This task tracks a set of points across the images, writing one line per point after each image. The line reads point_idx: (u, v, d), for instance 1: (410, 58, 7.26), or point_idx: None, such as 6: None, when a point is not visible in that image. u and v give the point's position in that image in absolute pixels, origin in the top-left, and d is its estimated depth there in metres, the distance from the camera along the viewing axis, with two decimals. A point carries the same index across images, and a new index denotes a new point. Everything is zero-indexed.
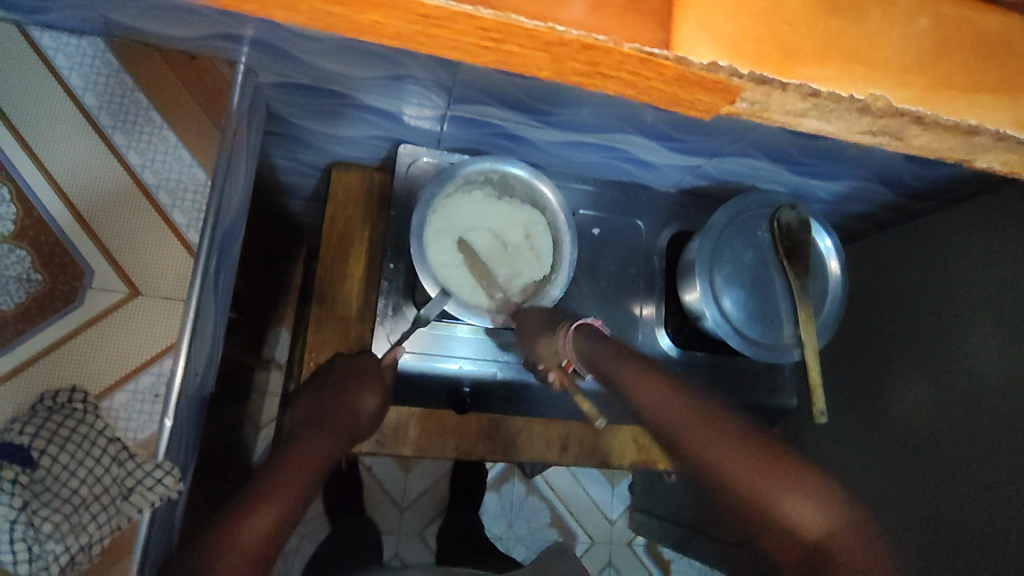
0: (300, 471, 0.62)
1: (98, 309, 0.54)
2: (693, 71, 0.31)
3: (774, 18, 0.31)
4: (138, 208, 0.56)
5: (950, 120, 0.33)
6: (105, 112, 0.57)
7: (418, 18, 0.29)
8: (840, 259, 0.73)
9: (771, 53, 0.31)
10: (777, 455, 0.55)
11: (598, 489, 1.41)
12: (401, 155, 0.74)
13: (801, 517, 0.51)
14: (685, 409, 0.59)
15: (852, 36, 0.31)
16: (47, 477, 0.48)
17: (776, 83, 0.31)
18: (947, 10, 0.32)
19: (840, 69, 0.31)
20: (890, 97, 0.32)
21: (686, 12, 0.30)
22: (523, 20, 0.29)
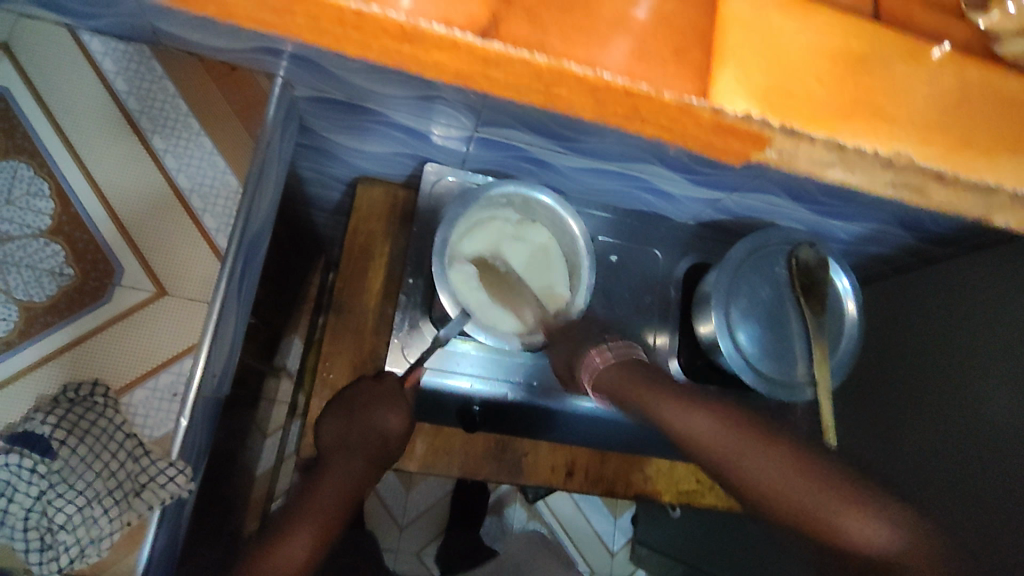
0: (336, 496, 0.63)
1: (125, 306, 0.56)
2: (728, 119, 0.35)
3: (810, 77, 0.36)
4: (171, 211, 0.58)
5: (971, 177, 0.38)
6: (146, 117, 0.59)
7: (478, 61, 0.33)
8: (857, 300, 0.73)
9: (801, 108, 0.36)
10: (842, 477, 0.48)
11: (600, 520, 1.40)
12: (427, 172, 0.76)
13: (861, 539, 0.45)
14: (708, 416, 0.54)
15: (880, 93, 0.37)
16: (65, 467, 0.49)
17: (801, 133, 0.36)
18: (971, 71, 0.38)
19: (862, 124, 0.36)
20: (913, 153, 0.37)
21: (725, 67, 0.35)
22: (574, 65, 0.33)
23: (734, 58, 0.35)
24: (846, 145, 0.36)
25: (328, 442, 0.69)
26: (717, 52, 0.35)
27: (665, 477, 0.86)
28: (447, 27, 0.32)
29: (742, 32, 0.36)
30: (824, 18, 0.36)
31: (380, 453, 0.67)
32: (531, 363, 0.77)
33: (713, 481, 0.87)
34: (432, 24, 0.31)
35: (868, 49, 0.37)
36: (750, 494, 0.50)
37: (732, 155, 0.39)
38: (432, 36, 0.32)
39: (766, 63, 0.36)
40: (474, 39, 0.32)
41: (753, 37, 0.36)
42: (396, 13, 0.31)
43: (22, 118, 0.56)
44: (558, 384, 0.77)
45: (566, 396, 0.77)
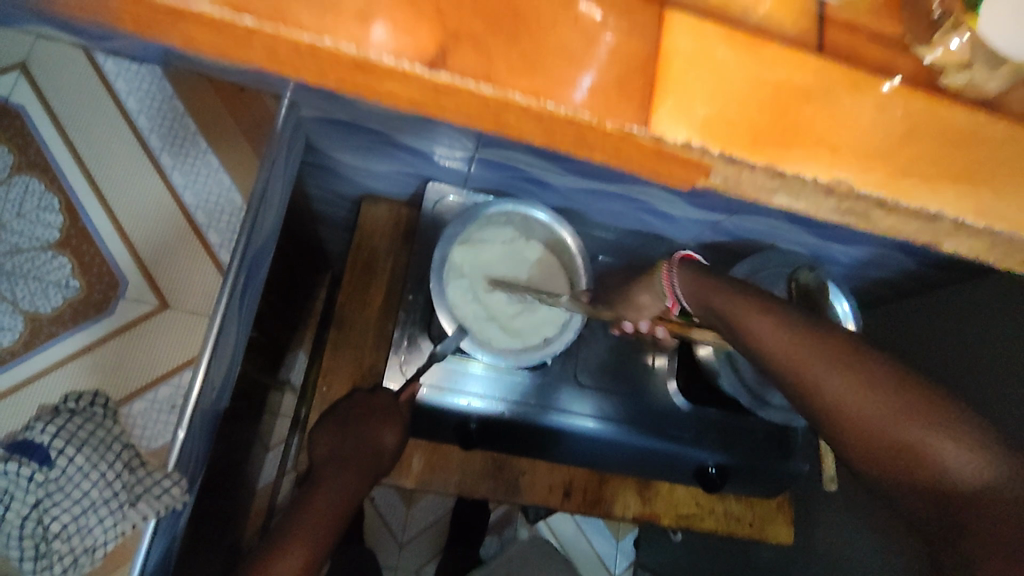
0: (331, 506, 0.64)
1: (128, 319, 0.57)
2: (669, 149, 0.34)
3: (749, 106, 0.35)
4: (176, 225, 0.59)
5: (915, 206, 0.37)
6: (156, 134, 0.61)
7: (431, 92, 0.32)
8: (856, 322, 0.69)
9: (741, 135, 0.35)
10: (953, 407, 0.41)
11: (602, 542, 1.39)
12: (428, 192, 0.77)
13: (950, 464, 0.39)
14: (803, 348, 0.46)
15: (823, 121, 0.36)
16: (61, 477, 0.49)
17: (743, 162, 0.35)
18: (919, 103, 0.37)
19: (803, 150, 0.35)
20: (853, 180, 0.36)
21: (667, 94, 0.34)
22: (520, 97, 0.32)
23: (678, 90, 0.34)
24: (787, 174, 0.36)
25: (322, 455, 0.70)
26: (658, 86, 0.34)
27: (663, 500, 0.86)
28: (397, 59, 0.31)
29: (686, 63, 0.35)
30: (774, 47, 0.36)
31: (371, 465, 0.69)
32: (528, 381, 0.76)
33: (713, 505, 0.86)
34: (384, 58, 0.31)
35: (814, 81, 0.36)
36: (825, 412, 0.44)
37: (682, 180, 0.37)
38: (389, 69, 0.31)
39: (708, 95, 0.35)
40: (423, 71, 0.31)
41: (697, 69, 0.35)
42: (350, 47, 0.30)
43: (35, 134, 0.58)
44: (555, 402, 0.76)
45: (564, 416, 0.76)
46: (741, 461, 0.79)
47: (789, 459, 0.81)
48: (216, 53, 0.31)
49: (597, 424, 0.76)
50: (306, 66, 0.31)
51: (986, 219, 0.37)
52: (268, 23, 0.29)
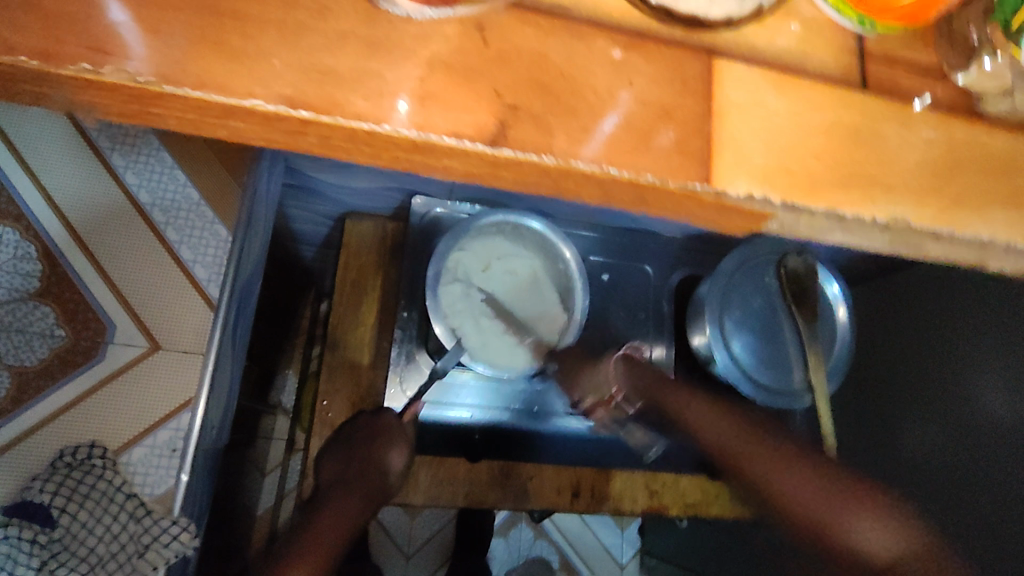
0: (336, 527, 0.59)
1: (119, 364, 0.55)
2: (730, 203, 0.29)
3: (805, 152, 0.30)
4: (161, 264, 0.58)
5: (965, 237, 0.31)
6: (130, 170, 0.58)
7: (489, 165, 0.28)
8: (847, 305, 0.73)
9: (800, 180, 0.30)
10: (857, 480, 0.42)
11: (607, 533, 1.40)
12: (414, 206, 0.76)
13: (869, 549, 0.38)
14: (736, 429, 0.51)
15: (874, 161, 0.31)
16: (65, 535, 0.50)
17: (805, 210, 0.30)
18: (957, 130, 0.32)
19: (860, 192, 0.30)
20: (909, 216, 0.31)
21: (723, 150, 0.29)
22: (585, 167, 0.28)
23: (731, 140, 0.30)
24: (846, 217, 0.30)
25: (326, 480, 0.67)
26: (713, 137, 0.29)
27: (669, 491, 0.86)
28: (457, 140, 0.26)
29: (739, 113, 0.30)
30: (820, 88, 0.31)
31: (378, 489, 0.66)
32: (529, 389, 0.76)
33: (718, 491, 0.87)
34: (442, 138, 0.26)
35: (862, 119, 0.31)
36: (739, 467, 0.47)
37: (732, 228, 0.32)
38: (448, 150, 0.27)
39: (763, 142, 0.30)
40: (484, 150, 0.27)
41: (748, 117, 0.30)
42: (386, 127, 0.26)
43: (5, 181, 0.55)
44: (554, 407, 0.78)
45: (561, 419, 0.78)
46: None
47: None
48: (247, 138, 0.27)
49: (596, 423, 0.78)
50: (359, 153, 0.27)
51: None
52: (320, 114, 0.25)
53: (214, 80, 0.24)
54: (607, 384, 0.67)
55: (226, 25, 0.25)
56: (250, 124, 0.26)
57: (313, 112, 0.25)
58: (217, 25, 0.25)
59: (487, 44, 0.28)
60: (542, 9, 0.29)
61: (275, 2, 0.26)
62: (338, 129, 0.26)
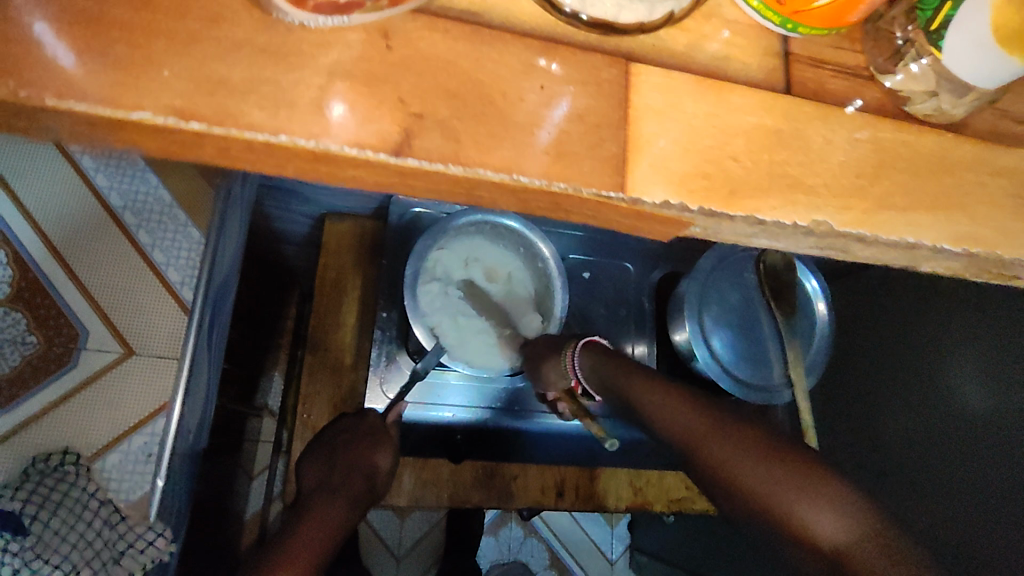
0: (317, 536, 0.60)
1: (93, 369, 0.55)
2: (647, 211, 0.28)
3: (721, 154, 0.29)
4: (132, 268, 0.57)
5: (889, 239, 0.30)
6: (101, 172, 0.58)
7: (395, 175, 0.26)
8: (826, 300, 0.73)
9: (718, 187, 0.29)
10: (794, 456, 0.42)
11: (598, 529, 1.40)
12: (393, 206, 0.76)
13: (813, 531, 0.38)
14: (702, 426, 0.46)
15: (798, 162, 0.30)
16: (37, 543, 0.50)
17: (725, 216, 0.29)
18: (885, 132, 0.31)
19: (779, 197, 0.29)
20: (833, 220, 0.29)
21: (640, 155, 0.28)
22: (490, 172, 0.26)
23: (648, 142, 0.28)
24: (767, 223, 0.29)
25: (310, 487, 0.68)
26: (631, 141, 0.28)
27: (654, 488, 0.87)
28: (358, 149, 0.25)
29: (656, 115, 0.29)
30: (746, 93, 0.30)
31: (362, 494, 0.67)
32: (512, 389, 0.75)
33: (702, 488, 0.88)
34: (343, 148, 0.25)
35: (783, 122, 0.30)
36: (696, 455, 0.45)
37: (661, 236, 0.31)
38: (350, 160, 0.25)
39: (680, 146, 0.29)
40: (387, 160, 0.25)
41: (671, 119, 0.29)
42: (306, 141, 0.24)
43: None
44: (539, 406, 0.76)
45: (548, 418, 0.75)
46: None
47: None
48: (146, 151, 0.26)
49: (584, 423, 0.76)
50: (264, 162, 0.26)
51: (993, 233, 0.31)
52: (212, 125, 0.23)
53: (93, 91, 0.23)
54: (569, 373, 0.61)
55: (118, 38, 0.24)
56: (143, 137, 0.24)
57: (204, 123, 0.23)
58: (107, 37, 0.23)
59: (391, 51, 0.26)
60: (453, 14, 0.28)
61: (172, 11, 0.24)
62: (230, 140, 0.24)
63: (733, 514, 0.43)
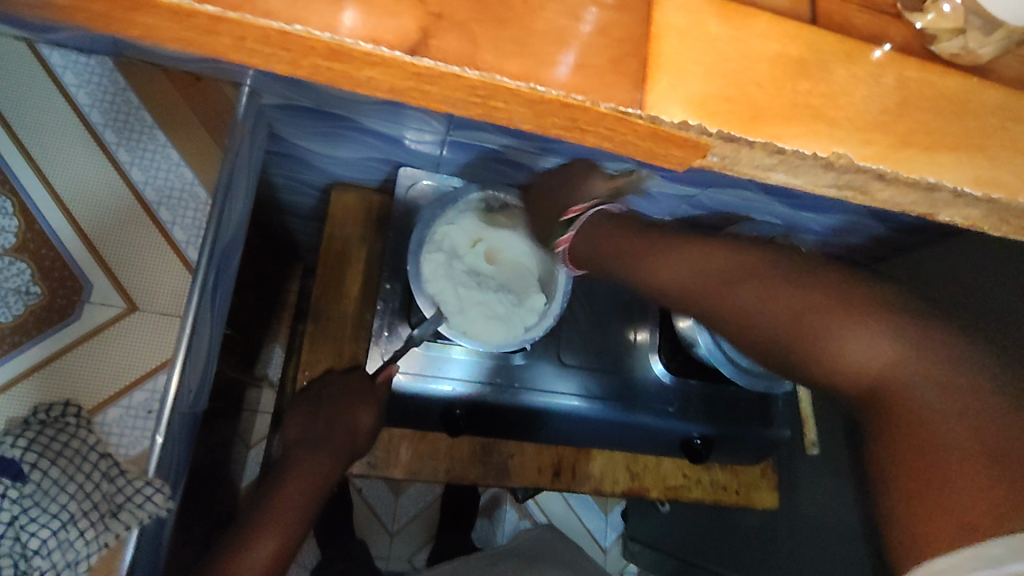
0: (302, 490, 0.66)
1: (96, 323, 0.55)
2: (665, 129, 0.30)
3: (745, 79, 0.31)
4: (138, 225, 0.57)
5: (911, 177, 0.32)
6: (110, 130, 0.58)
7: (411, 77, 0.28)
8: None
9: (741, 110, 0.31)
10: (834, 284, 0.41)
11: (591, 517, 1.41)
12: (401, 176, 0.76)
13: (850, 352, 0.39)
14: (722, 268, 0.47)
15: (819, 95, 0.32)
16: (36, 491, 0.48)
17: (741, 140, 0.31)
18: (909, 70, 0.33)
19: (801, 126, 0.31)
20: (853, 154, 0.32)
21: (662, 71, 0.30)
22: (508, 80, 0.28)
23: (670, 63, 0.30)
24: (789, 151, 0.31)
25: (292, 440, 0.71)
26: (656, 62, 0.30)
27: (650, 473, 0.87)
28: (373, 45, 0.27)
29: (680, 37, 0.31)
30: (770, 20, 0.32)
31: (345, 448, 0.70)
32: (512, 365, 0.75)
33: (698, 475, 0.87)
34: (358, 43, 0.27)
35: (804, 50, 0.32)
36: (715, 303, 0.46)
37: (677, 162, 0.33)
38: (365, 56, 0.27)
39: (703, 68, 0.31)
40: (403, 57, 0.27)
41: (694, 45, 0.31)
42: (323, 33, 0.26)
43: None
44: (541, 385, 0.75)
45: (551, 398, 0.75)
46: (725, 429, 0.80)
47: (771, 426, 0.82)
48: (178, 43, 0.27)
49: (583, 403, 0.76)
50: (278, 55, 0.28)
51: (983, 176, 0.33)
52: (226, 9, 0.25)
53: None
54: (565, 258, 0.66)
55: None
56: (169, 23, 0.26)
57: (239, 12, 0.26)
58: None
59: None
60: None
61: None
62: (249, 27, 0.26)
63: (767, 359, 0.44)
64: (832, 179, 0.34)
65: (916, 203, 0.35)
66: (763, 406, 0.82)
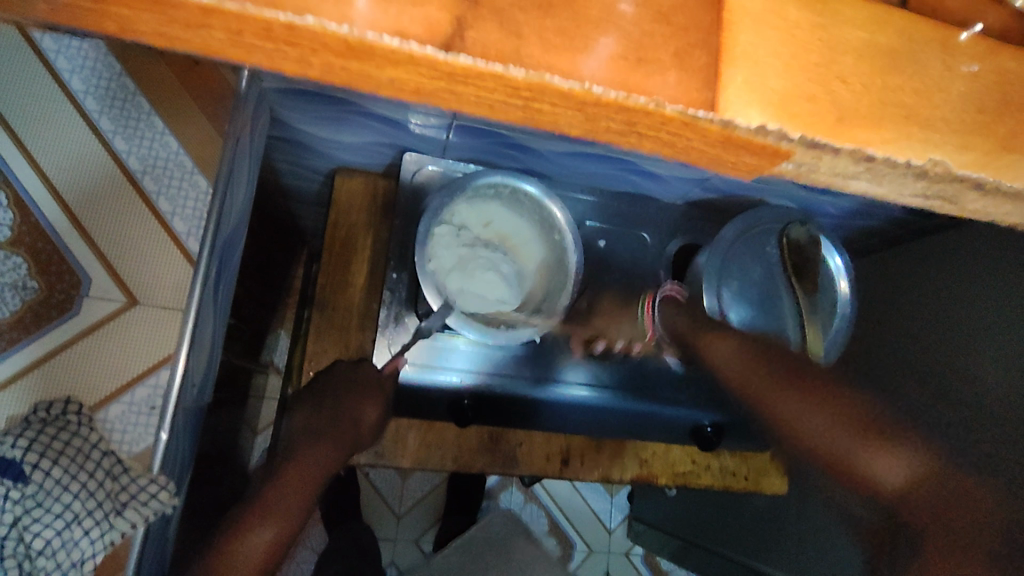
0: (303, 482, 0.63)
1: (94, 318, 0.53)
2: (740, 135, 0.25)
3: (830, 75, 0.25)
4: (137, 215, 0.55)
5: (1014, 186, 0.27)
6: (105, 116, 0.55)
7: (443, 77, 0.23)
8: (850, 279, 0.70)
9: (825, 113, 0.25)
10: None
11: (596, 498, 1.41)
12: (406, 162, 0.73)
13: None
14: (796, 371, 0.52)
15: (913, 92, 0.26)
16: (39, 492, 0.47)
17: (825, 147, 0.25)
18: (1009, 62, 0.27)
19: (895, 130, 0.26)
20: (950, 161, 0.26)
21: (734, 67, 0.25)
22: (560, 80, 0.23)
23: (743, 55, 0.25)
24: (879, 159, 0.26)
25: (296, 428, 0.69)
26: (725, 52, 0.25)
27: (660, 460, 0.86)
28: (400, 40, 0.21)
29: (752, 22, 0.25)
30: (857, 3, 0.26)
31: (348, 439, 0.68)
32: (521, 354, 0.74)
33: (709, 462, 0.86)
34: (382, 37, 0.21)
35: (898, 39, 0.26)
36: None
37: (746, 170, 0.28)
38: (390, 53, 0.22)
39: (781, 62, 0.25)
40: (436, 55, 0.22)
41: (769, 30, 0.25)
42: (339, 26, 0.21)
43: None
44: (552, 374, 0.75)
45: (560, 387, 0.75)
46: (736, 416, 0.79)
47: None
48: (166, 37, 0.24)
49: (591, 392, 0.75)
50: (269, 52, 0.22)
51: None
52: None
53: None
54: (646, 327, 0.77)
55: None
56: (142, 13, 0.20)
57: (239, 2, 0.20)
58: None
59: None
60: None
61: None
62: (249, 20, 0.21)
63: None
64: (918, 188, 0.29)
65: (1007, 213, 0.30)
66: None
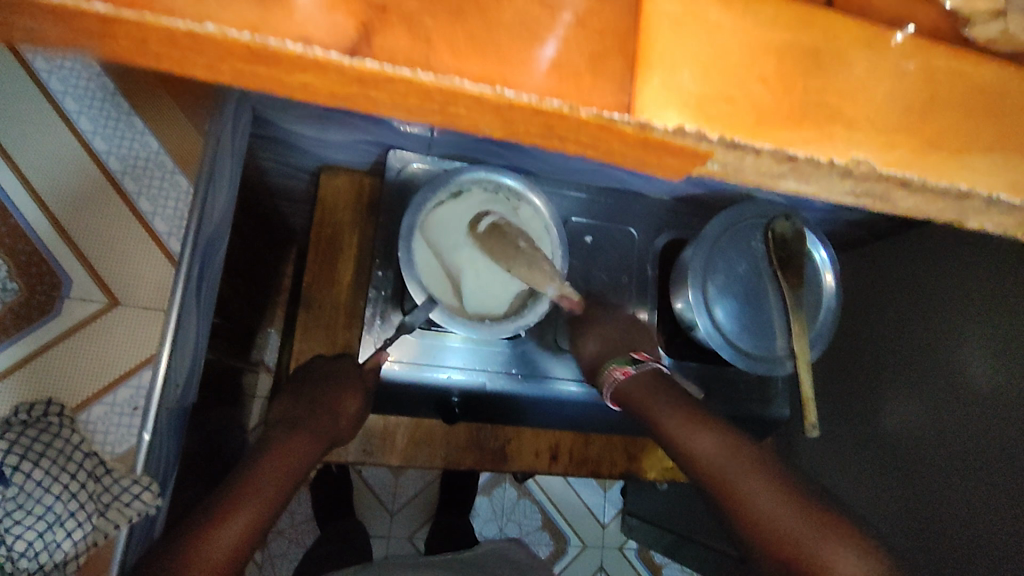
0: (280, 471, 0.58)
1: (76, 318, 0.53)
2: (656, 137, 0.25)
3: (750, 76, 0.25)
4: (119, 215, 0.55)
5: (941, 184, 0.27)
6: (85, 117, 0.55)
7: (355, 81, 0.23)
8: (834, 271, 0.71)
9: (745, 114, 0.25)
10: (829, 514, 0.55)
11: (589, 493, 1.41)
12: (391, 159, 0.73)
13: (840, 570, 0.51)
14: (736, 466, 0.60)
15: (838, 92, 0.26)
16: (20, 494, 0.47)
17: (746, 148, 0.25)
18: (939, 59, 0.27)
19: (815, 129, 0.26)
20: (874, 159, 0.26)
21: (653, 69, 0.25)
22: (468, 84, 0.23)
23: (662, 57, 0.25)
24: (798, 158, 0.26)
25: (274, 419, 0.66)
26: (643, 56, 0.25)
27: (648, 454, 0.86)
28: (303, 45, 0.21)
29: (673, 26, 0.25)
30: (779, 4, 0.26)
31: (328, 430, 0.65)
32: (509, 351, 0.73)
33: None
34: (285, 43, 0.21)
35: (818, 38, 0.26)
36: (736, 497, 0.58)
37: (673, 171, 0.28)
38: (297, 59, 0.22)
39: (700, 65, 0.25)
40: (341, 59, 0.22)
41: (690, 33, 0.25)
42: (240, 32, 0.21)
43: None
44: (542, 371, 0.74)
45: (550, 383, 0.74)
46: (728, 410, 0.79)
47: (769, 405, 0.82)
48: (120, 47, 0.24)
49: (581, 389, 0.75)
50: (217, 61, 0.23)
51: None
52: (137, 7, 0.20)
53: None
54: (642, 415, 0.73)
55: None
56: (72, 26, 0.21)
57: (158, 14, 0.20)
58: None
59: None
60: None
61: None
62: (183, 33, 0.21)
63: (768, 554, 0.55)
64: (849, 187, 0.29)
65: (942, 211, 0.30)
66: (762, 388, 0.82)
